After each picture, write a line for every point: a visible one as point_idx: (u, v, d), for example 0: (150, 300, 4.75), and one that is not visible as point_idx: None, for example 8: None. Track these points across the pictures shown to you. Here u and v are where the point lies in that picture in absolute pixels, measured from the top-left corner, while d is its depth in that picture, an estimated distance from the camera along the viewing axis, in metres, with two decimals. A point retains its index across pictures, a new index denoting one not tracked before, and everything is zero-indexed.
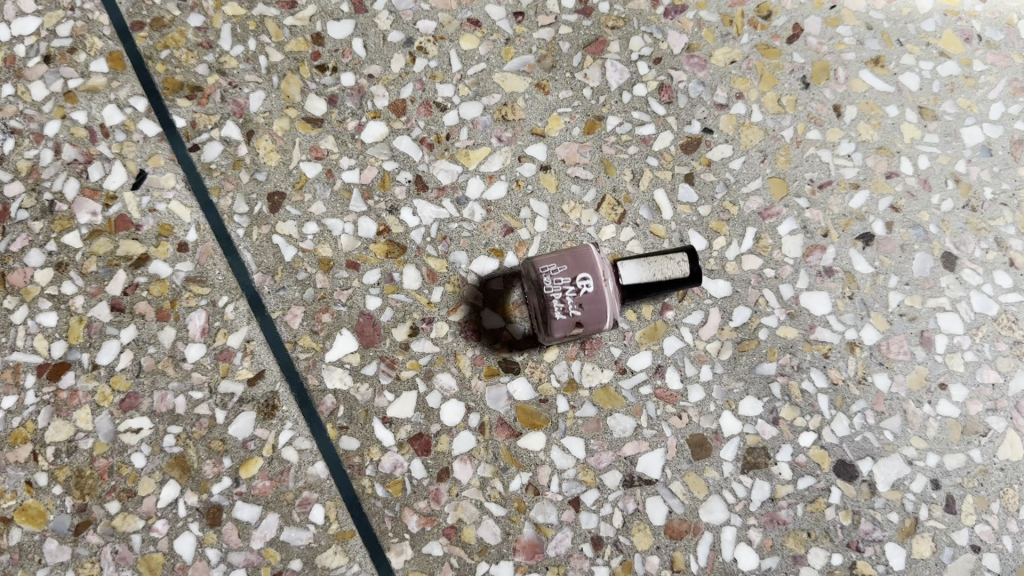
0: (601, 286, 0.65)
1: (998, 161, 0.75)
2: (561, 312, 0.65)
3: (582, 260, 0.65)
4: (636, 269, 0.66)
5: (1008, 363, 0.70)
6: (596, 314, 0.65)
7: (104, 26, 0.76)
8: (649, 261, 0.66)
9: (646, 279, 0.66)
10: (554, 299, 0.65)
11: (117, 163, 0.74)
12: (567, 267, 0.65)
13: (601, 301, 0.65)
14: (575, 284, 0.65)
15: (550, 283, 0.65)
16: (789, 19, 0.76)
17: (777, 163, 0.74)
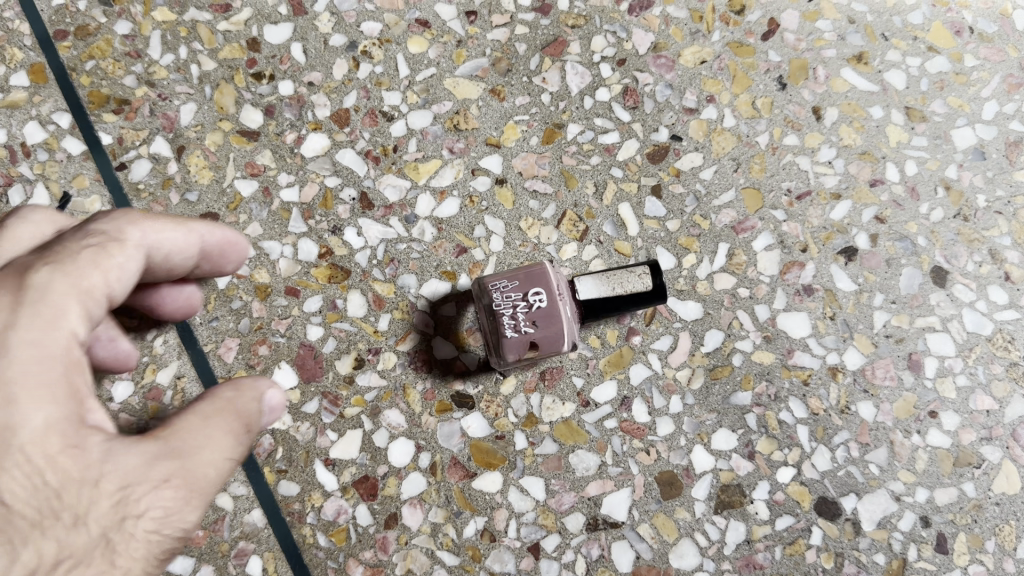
0: (556, 302, 0.59)
1: (992, 165, 0.69)
2: (513, 329, 0.59)
3: (534, 276, 0.60)
4: (594, 283, 0.61)
5: (1004, 388, 0.65)
6: (551, 329, 0.59)
7: (25, 36, 0.71)
8: (608, 275, 0.61)
9: (605, 295, 0.60)
10: (505, 315, 0.59)
11: (39, 186, 0.69)
12: (518, 282, 0.60)
13: (555, 317, 0.59)
14: (527, 299, 0.59)
15: (500, 299, 0.60)
16: (764, 14, 0.71)
17: (751, 171, 0.68)
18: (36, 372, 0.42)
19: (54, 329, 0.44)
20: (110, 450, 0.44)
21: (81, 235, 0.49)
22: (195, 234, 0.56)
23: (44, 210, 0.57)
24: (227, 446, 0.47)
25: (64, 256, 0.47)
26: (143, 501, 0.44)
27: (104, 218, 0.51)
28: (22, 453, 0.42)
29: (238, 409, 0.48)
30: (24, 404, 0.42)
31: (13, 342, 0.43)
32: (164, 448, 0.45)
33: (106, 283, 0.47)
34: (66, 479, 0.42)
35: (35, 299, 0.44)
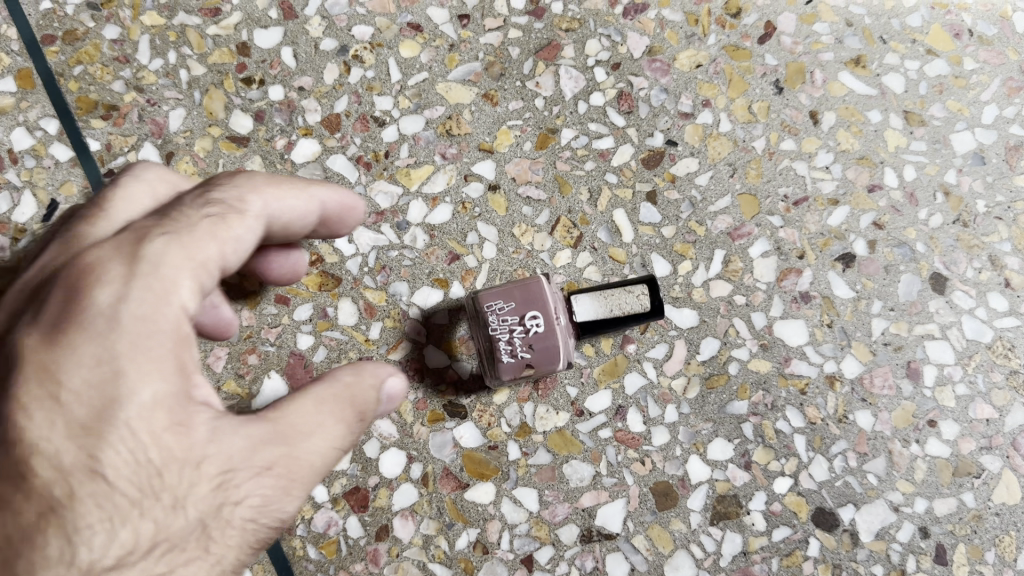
0: (553, 324, 0.58)
1: (992, 170, 0.68)
2: (509, 355, 0.58)
3: (531, 297, 0.59)
4: (591, 303, 0.60)
5: (1004, 396, 0.64)
6: (548, 355, 0.58)
7: (12, 40, 0.70)
8: (605, 295, 0.60)
9: (602, 316, 0.59)
10: (501, 340, 0.59)
11: (27, 193, 0.68)
12: (515, 304, 0.59)
13: (552, 342, 0.58)
14: (524, 323, 0.58)
15: (496, 323, 0.59)
16: (761, 17, 0.70)
17: (747, 177, 0.67)
18: (149, 346, 0.40)
19: (166, 302, 0.42)
20: (216, 432, 0.42)
21: (201, 203, 0.47)
22: (315, 201, 0.53)
23: (155, 166, 0.54)
24: (335, 434, 0.45)
25: (183, 227, 0.45)
26: (243, 489, 0.43)
27: (227, 184, 0.49)
28: (132, 430, 0.40)
29: (355, 396, 0.47)
30: (131, 380, 0.40)
31: (124, 314, 0.41)
32: (272, 432, 0.44)
33: (222, 254, 0.46)
34: (169, 459, 0.41)
35: (150, 271, 0.42)
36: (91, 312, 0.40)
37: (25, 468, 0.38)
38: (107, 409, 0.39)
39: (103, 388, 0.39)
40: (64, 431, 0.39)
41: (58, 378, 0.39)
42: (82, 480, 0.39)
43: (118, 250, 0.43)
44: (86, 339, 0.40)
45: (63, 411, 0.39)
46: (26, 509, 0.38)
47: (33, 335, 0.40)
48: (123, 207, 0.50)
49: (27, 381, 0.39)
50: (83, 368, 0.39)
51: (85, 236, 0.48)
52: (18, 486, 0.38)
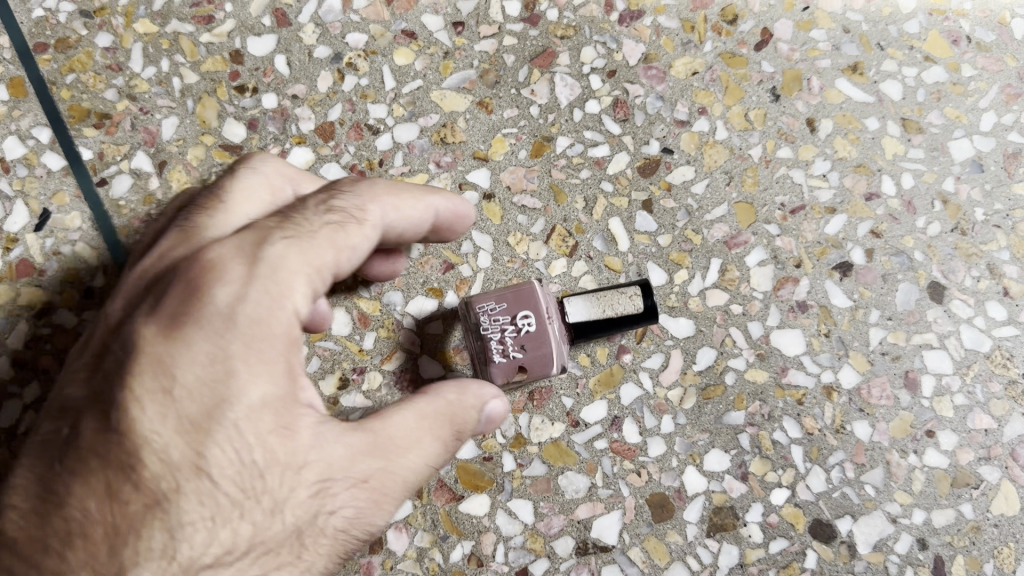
0: (545, 324, 0.58)
1: (990, 178, 0.67)
2: (501, 355, 0.58)
3: (523, 296, 0.58)
4: (584, 305, 0.59)
5: (1003, 407, 0.63)
6: (541, 354, 0.58)
7: (4, 49, 0.70)
8: (598, 296, 0.60)
9: (595, 318, 0.59)
10: (492, 340, 0.58)
11: (19, 202, 0.67)
12: (506, 304, 0.58)
13: (544, 341, 0.58)
14: (516, 322, 0.58)
15: (487, 322, 0.58)
16: (757, 24, 0.69)
17: (744, 185, 0.67)
18: (260, 348, 0.45)
19: (279, 306, 0.47)
20: (319, 440, 0.47)
21: (323, 209, 0.52)
22: (430, 210, 0.58)
23: (274, 158, 0.58)
24: (428, 450, 0.50)
25: (302, 234, 0.50)
26: (338, 499, 0.47)
27: (349, 191, 0.54)
28: (237, 428, 0.45)
29: (453, 413, 0.51)
30: (243, 379, 0.45)
31: (240, 317, 0.46)
32: (370, 442, 0.48)
33: (336, 262, 0.51)
34: (272, 461, 0.45)
35: (267, 274, 0.47)
36: (212, 313, 0.45)
37: (136, 458, 0.43)
38: (217, 406, 0.44)
39: (216, 387, 0.44)
40: (176, 425, 0.44)
41: (173, 373, 0.44)
42: (188, 476, 0.44)
43: (238, 253, 0.48)
44: (203, 336, 0.45)
45: (175, 404, 0.44)
46: (134, 501, 0.43)
47: (153, 326, 0.45)
48: (239, 203, 0.54)
49: (143, 373, 0.44)
50: (197, 365, 0.44)
51: (202, 228, 0.52)
52: (126, 476, 0.43)
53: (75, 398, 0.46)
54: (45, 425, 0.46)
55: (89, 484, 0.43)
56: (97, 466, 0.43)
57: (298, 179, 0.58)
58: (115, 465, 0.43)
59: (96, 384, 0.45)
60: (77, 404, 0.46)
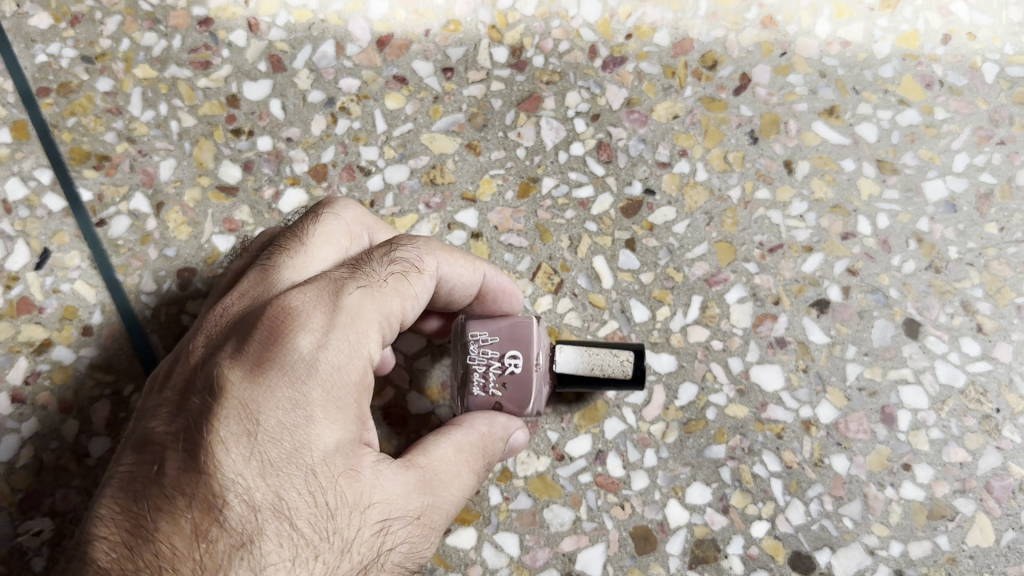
0: (531, 369, 0.57)
1: (963, 219, 0.70)
2: (481, 389, 0.57)
3: (516, 336, 0.57)
4: (574, 356, 0.59)
5: (977, 440, 0.65)
6: (518, 396, 0.57)
7: (8, 93, 0.73)
8: (591, 352, 0.60)
9: (580, 372, 0.59)
10: (476, 372, 0.57)
11: (19, 242, 0.69)
12: (499, 339, 0.57)
13: (526, 387, 0.57)
14: (503, 361, 0.57)
15: (475, 353, 0.57)
16: (736, 69, 0.72)
17: (723, 225, 0.69)
18: (338, 398, 0.48)
19: (356, 356, 0.49)
20: (380, 480, 0.48)
21: (386, 260, 0.54)
22: (480, 274, 0.60)
23: (355, 205, 0.62)
24: (466, 481, 0.52)
25: (373, 284, 0.52)
26: (396, 536, 0.49)
27: (408, 244, 0.56)
28: (312, 471, 0.46)
29: (485, 446, 0.54)
30: (320, 425, 0.47)
31: (321, 364, 0.48)
32: (422, 479, 0.50)
33: (402, 310, 0.53)
34: (343, 501, 0.47)
35: (345, 322, 0.49)
36: (296, 360, 0.47)
37: (222, 500, 0.44)
38: (297, 450, 0.46)
39: (297, 431, 0.46)
40: (258, 468, 0.45)
41: (258, 418, 0.46)
42: (269, 517, 0.45)
43: (318, 301, 0.50)
44: (285, 382, 0.47)
45: (258, 448, 0.46)
46: (220, 541, 0.44)
47: (238, 372, 0.47)
48: (319, 248, 0.57)
49: (229, 417, 0.46)
50: (279, 411, 0.46)
51: (279, 272, 0.55)
52: (212, 517, 0.44)
53: (159, 434, 0.47)
54: (130, 460, 0.47)
55: (178, 524, 0.44)
56: (185, 505, 0.44)
57: (373, 228, 0.62)
58: (202, 507, 0.44)
59: (181, 423, 0.47)
60: (161, 439, 0.47)
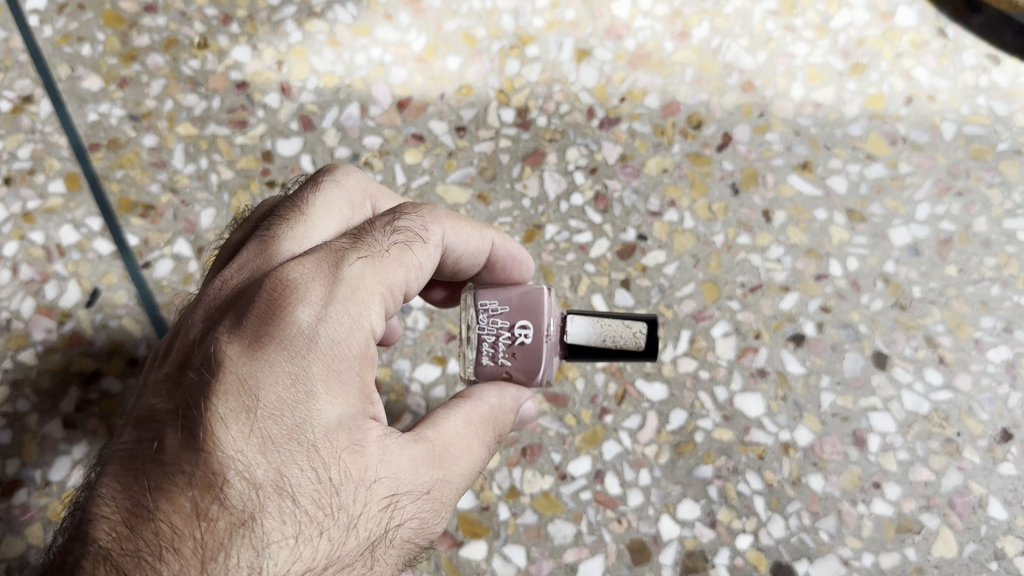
0: (540, 339, 0.62)
1: (925, 262, 0.78)
2: (490, 358, 0.62)
3: (526, 307, 0.62)
4: (585, 327, 0.63)
5: (940, 461, 0.71)
6: (528, 365, 0.62)
7: (62, 148, 0.82)
8: (604, 324, 0.63)
9: (592, 343, 0.63)
10: (486, 342, 0.62)
11: (72, 282, 0.77)
12: (510, 311, 0.62)
13: (535, 356, 0.62)
14: (512, 332, 0.62)
15: (486, 324, 0.63)
16: (719, 128, 0.81)
17: (709, 267, 0.76)
18: (339, 371, 0.51)
19: (356, 328, 0.52)
20: (386, 456, 0.52)
21: (389, 229, 0.58)
22: (488, 241, 0.65)
23: (356, 173, 0.66)
24: (478, 455, 0.57)
25: (375, 255, 0.55)
26: (404, 511, 0.52)
27: (413, 212, 0.60)
28: (314, 447, 0.49)
29: (495, 417, 0.59)
30: (321, 400, 0.50)
31: (321, 339, 0.51)
32: (431, 454, 0.54)
33: (405, 280, 0.56)
34: (347, 478, 0.50)
35: (345, 295, 0.52)
36: (297, 334, 0.50)
37: (222, 478, 0.47)
38: (297, 426, 0.49)
39: (298, 407, 0.49)
40: (258, 445, 0.48)
41: (257, 394, 0.49)
42: (270, 495, 0.48)
43: (317, 272, 0.53)
44: (284, 357, 0.50)
45: (257, 425, 0.48)
46: (220, 519, 0.46)
47: (238, 347, 0.50)
48: (320, 218, 0.61)
49: (228, 394, 0.49)
50: (278, 386, 0.49)
51: (278, 247, 0.58)
52: (212, 496, 0.47)
53: (160, 412, 0.50)
54: (132, 437, 0.50)
55: (177, 502, 0.46)
56: (185, 484, 0.47)
57: (376, 196, 0.67)
58: (202, 486, 0.47)
59: (180, 399, 0.50)
60: (162, 417, 0.50)
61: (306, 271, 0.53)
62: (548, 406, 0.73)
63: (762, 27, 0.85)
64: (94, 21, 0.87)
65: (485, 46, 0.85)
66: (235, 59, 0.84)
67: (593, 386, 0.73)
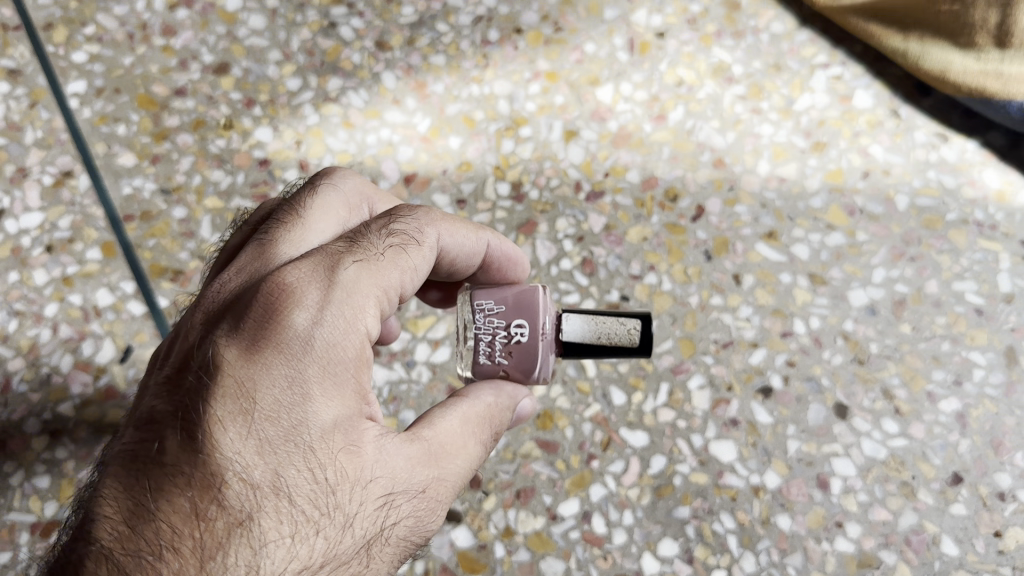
0: (535, 337, 0.69)
1: (882, 320, 0.86)
2: (487, 356, 0.69)
3: (521, 307, 0.69)
4: (581, 325, 0.70)
5: (898, 502, 0.78)
6: (523, 363, 0.69)
7: (99, 218, 0.90)
8: (600, 323, 0.70)
9: (588, 340, 0.70)
10: (483, 340, 0.69)
11: (107, 340, 0.85)
12: (506, 311, 0.70)
13: (530, 353, 0.69)
14: (508, 330, 0.69)
15: (484, 324, 0.70)
16: (693, 201, 0.90)
17: (685, 325, 0.84)
18: (333, 372, 0.57)
19: (351, 332, 0.58)
20: (382, 457, 0.57)
21: (385, 233, 0.64)
22: (483, 242, 0.72)
23: (354, 176, 0.73)
24: (472, 453, 0.61)
25: (369, 258, 0.61)
26: (400, 510, 0.57)
27: (409, 216, 0.66)
28: (310, 447, 0.54)
29: (492, 414, 0.64)
30: (317, 402, 0.55)
31: (317, 344, 0.57)
32: (427, 454, 0.59)
33: (400, 281, 0.63)
34: (344, 478, 0.55)
35: (339, 299, 0.58)
36: (293, 337, 0.56)
37: (220, 479, 0.52)
38: (294, 427, 0.54)
39: (295, 409, 0.55)
40: (255, 447, 0.53)
41: (254, 397, 0.54)
42: (267, 495, 0.52)
43: (312, 277, 0.59)
44: (281, 360, 0.56)
45: (255, 427, 0.54)
46: (219, 518, 0.51)
47: (236, 351, 0.56)
48: (316, 221, 0.68)
49: (227, 397, 0.54)
50: (275, 389, 0.55)
51: (276, 252, 0.64)
52: (211, 497, 0.51)
53: (159, 413, 0.55)
54: (132, 438, 0.55)
55: (177, 503, 0.51)
56: (185, 484, 0.52)
57: (372, 199, 0.74)
58: (201, 487, 0.51)
59: (181, 401, 0.55)
60: (162, 419, 0.55)
61: (302, 276, 0.59)
62: (540, 452, 0.80)
63: (731, 110, 0.95)
64: (129, 104, 0.96)
65: (483, 128, 0.94)
66: (258, 138, 0.94)
67: (581, 434, 0.81)
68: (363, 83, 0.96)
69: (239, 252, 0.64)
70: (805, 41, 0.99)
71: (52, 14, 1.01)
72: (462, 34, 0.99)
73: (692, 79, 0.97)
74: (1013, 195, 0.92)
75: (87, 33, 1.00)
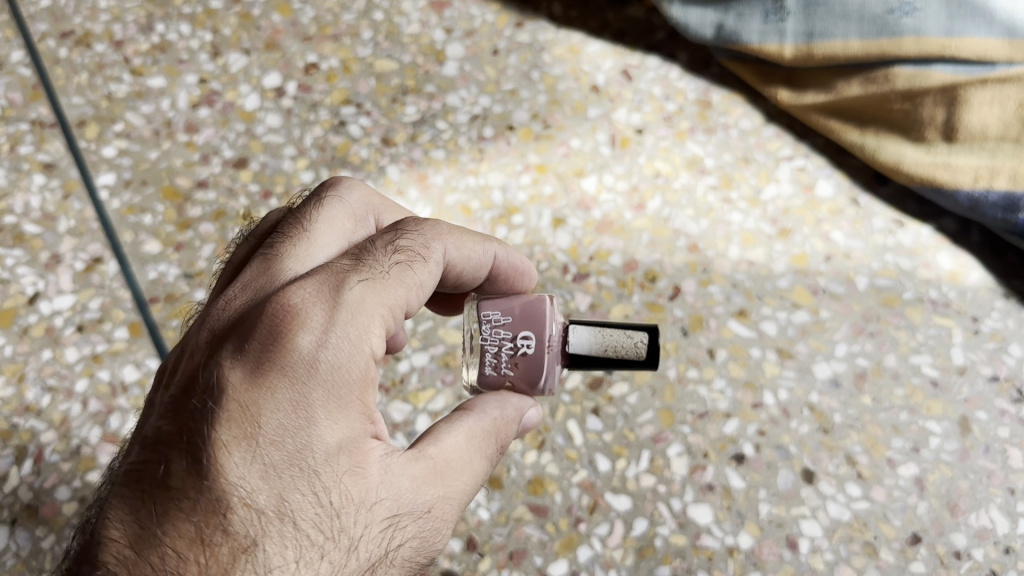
0: (541, 350, 0.75)
1: (844, 392, 0.93)
2: (494, 367, 0.75)
3: (527, 320, 0.75)
4: (588, 338, 0.76)
5: (861, 560, 0.85)
6: (529, 375, 0.75)
7: (126, 300, 0.98)
8: (607, 336, 0.76)
9: (594, 352, 0.76)
10: (491, 351, 0.76)
11: (132, 413, 0.92)
12: (513, 323, 0.75)
13: (536, 366, 0.74)
14: (515, 343, 0.75)
15: (491, 336, 0.76)
16: (670, 282, 0.99)
17: (664, 397, 0.92)
18: (337, 395, 0.61)
19: (355, 355, 0.63)
20: (388, 480, 0.62)
21: (391, 250, 0.69)
22: (489, 254, 0.79)
23: (360, 186, 0.80)
24: (477, 470, 0.67)
25: (375, 278, 0.66)
26: (405, 531, 0.62)
27: (415, 231, 0.72)
28: (315, 470, 0.59)
29: (499, 428, 0.70)
30: (322, 426, 0.60)
31: (321, 370, 0.61)
32: (432, 472, 0.64)
33: (405, 297, 0.68)
34: (349, 502, 0.60)
35: (342, 321, 0.63)
36: (299, 362, 0.61)
37: (225, 505, 0.57)
38: (298, 451, 0.59)
39: (300, 434, 0.60)
40: (260, 472, 0.58)
41: (259, 423, 0.59)
42: (272, 519, 0.58)
43: (315, 301, 0.63)
44: (286, 385, 0.60)
45: (260, 453, 0.59)
46: (223, 544, 0.56)
47: (240, 375, 0.61)
48: (321, 236, 0.73)
49: (232, 422, 0.59)
50: (280, 414, 0.60)
51: (282, 270, 0.69)
52: (216, 522, 0.57)
53: (166, 434, 0.61)
54: (139, 458, 0.61)
55: (182, 529, 0.57)
56: (190, 510, 0.57)
57: (380, 209, 0.81)
58: (206, 512, 0.57)
59: (188, 424, 0.60)
60: (167, 441, 0.60)
61: (306, 298, 0.64)
62: (531, 515, 0.87)
63: (704, 199, 1.05)
64: (154, 195, 1.05)
65: (479, 215, 1.03)
66: None
67: (569, 498, 0.88)
68: (370, 175, 1.06)
69: (246, 267, 0.70)
70: (771, 136, 1.09)
71: (85, 112, 1.10)
72: (460, 131, 1.09)
73: (669, 171, 1.06)
74: (965, 275, 1.01)
75: (116, 130, 1.09)
